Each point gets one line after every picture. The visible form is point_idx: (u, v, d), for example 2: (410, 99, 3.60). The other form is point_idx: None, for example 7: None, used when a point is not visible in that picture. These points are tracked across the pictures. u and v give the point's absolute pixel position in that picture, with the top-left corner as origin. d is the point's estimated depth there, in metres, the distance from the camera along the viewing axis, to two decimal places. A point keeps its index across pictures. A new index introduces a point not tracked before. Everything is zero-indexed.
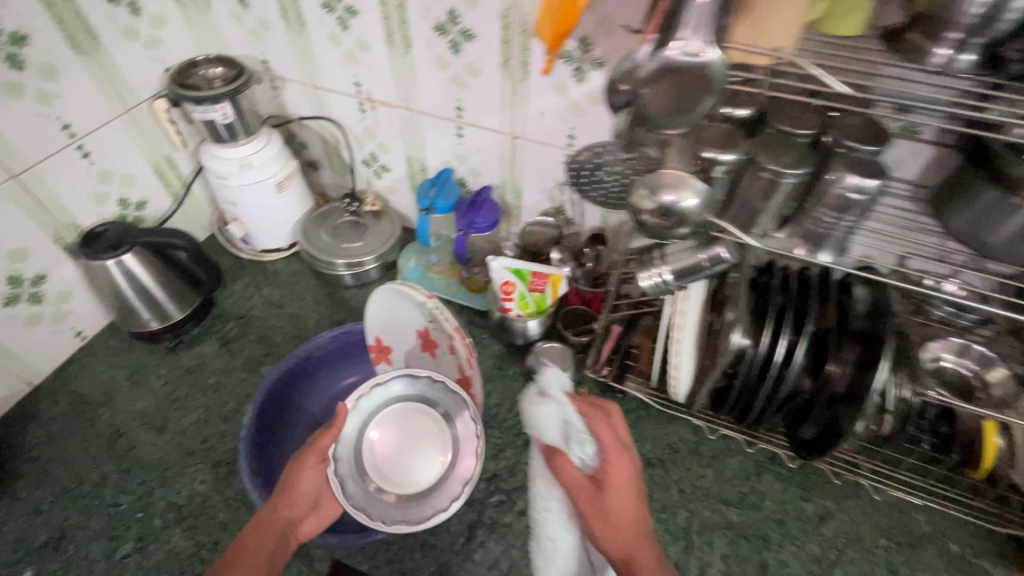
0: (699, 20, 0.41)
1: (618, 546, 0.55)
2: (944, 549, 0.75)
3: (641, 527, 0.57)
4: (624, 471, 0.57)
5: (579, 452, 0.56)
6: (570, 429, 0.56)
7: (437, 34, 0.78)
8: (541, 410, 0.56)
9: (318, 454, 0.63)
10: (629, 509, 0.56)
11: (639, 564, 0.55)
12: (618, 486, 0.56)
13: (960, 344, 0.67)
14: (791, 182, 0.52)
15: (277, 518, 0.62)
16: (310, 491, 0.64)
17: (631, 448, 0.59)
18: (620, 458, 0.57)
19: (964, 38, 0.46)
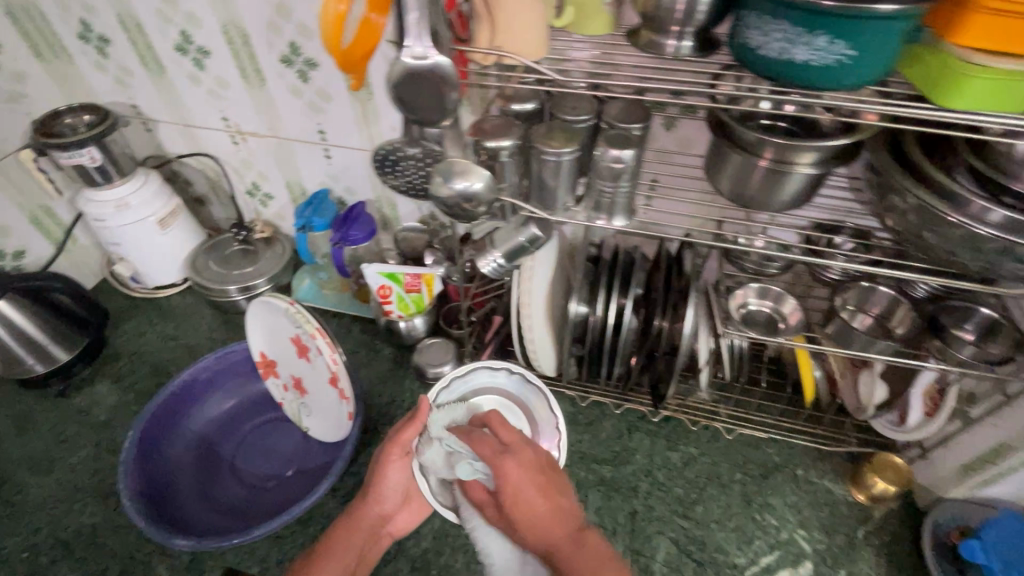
0: (418, 28, 0.45)
1: (536, 540, 0.57)
2: (791, 474, 0.84)
3: (558, 516, 0.57)
4: (512, 471, 0.59)
5: (468, 472, 0.66)
6: (455, 456, 0.69)
7: (285, 65, 0.86)
8: (427, 453, 0.71)
9: (402, 446, 0.70)
10: (528, 507, 0.57)
11: (561, 554, 0.55)
12: (507, 491, 0.58)
13: (761, 289, 0.79)
14: (569, 160, 0.61)
15: (370, 514, 0.70)
16: (398, 485, 0.71)
17: (519, 448, 0.61)
18: (501, 463, 0.60)
19: (682, 29, 0.58)
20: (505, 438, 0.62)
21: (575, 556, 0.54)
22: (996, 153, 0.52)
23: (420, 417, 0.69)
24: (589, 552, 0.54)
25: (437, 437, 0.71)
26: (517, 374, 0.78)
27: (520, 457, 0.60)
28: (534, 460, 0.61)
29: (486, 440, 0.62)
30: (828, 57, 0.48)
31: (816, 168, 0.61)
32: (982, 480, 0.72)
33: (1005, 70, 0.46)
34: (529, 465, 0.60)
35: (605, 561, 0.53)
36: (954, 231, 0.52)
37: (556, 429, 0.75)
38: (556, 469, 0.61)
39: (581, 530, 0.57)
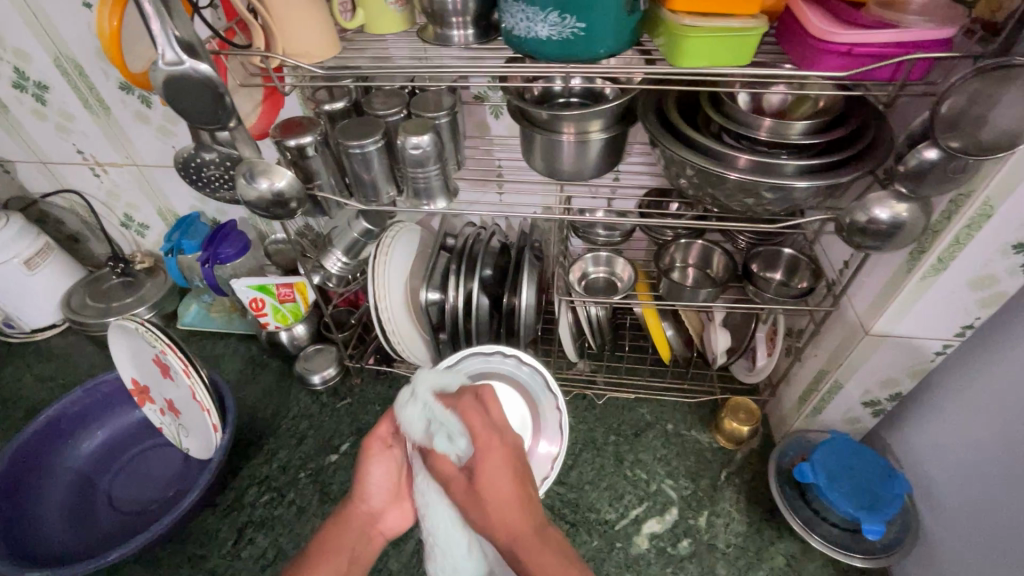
0: (164, 39, 0.48)
1: (501, 529, 0.51)
2: (661, 430, 0.88)
3: (525, 505, 0.52)
4: (488, 469, 0.53)
5: (444, 445, 0.55)
6: (434, 425, 0.56)
7: (125, 92, 0.87)
8: (406, 412, 0.57)
9: (382, 439, 0.65)
10: (500, 494, 0.52)
11: (523, 547, 0.49)
12: (483, 480, 0.53)
13: (604, 257, 0.85)
14: (376, 150, 0.65)
15: (358, 511, 0.63)
16: (383, 480, 0.64)
17: (502, 427, 0.56)
18: (484, 442, 0.54)
19: (463, 19, 0.62)
20: (494, 415, 0.57)
21: (539, 553, 0.48)
22: (729, 107, 0.58)
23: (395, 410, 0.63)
24: (551, 552, 0.49)
25: (418, 395, 0.58)
26: (513, 357, 0.77)
27: (503, 438, 0.56)
28: (512, 450, 0.55)
29: (475, 409, 0.56)
30: (564, 31, 0.53)
31: (607, 134, 0.66)
32: (815, 407, 0.77)
33: (709, 28, 0.51)
34: (506, 453, 0.55)
35: (566, 567, 0.47)
36: (708, 176, 0.57)
37: (557, 409, 0.75)
38: (527, 468, 0.55)
39: (543, 526, 0.51)
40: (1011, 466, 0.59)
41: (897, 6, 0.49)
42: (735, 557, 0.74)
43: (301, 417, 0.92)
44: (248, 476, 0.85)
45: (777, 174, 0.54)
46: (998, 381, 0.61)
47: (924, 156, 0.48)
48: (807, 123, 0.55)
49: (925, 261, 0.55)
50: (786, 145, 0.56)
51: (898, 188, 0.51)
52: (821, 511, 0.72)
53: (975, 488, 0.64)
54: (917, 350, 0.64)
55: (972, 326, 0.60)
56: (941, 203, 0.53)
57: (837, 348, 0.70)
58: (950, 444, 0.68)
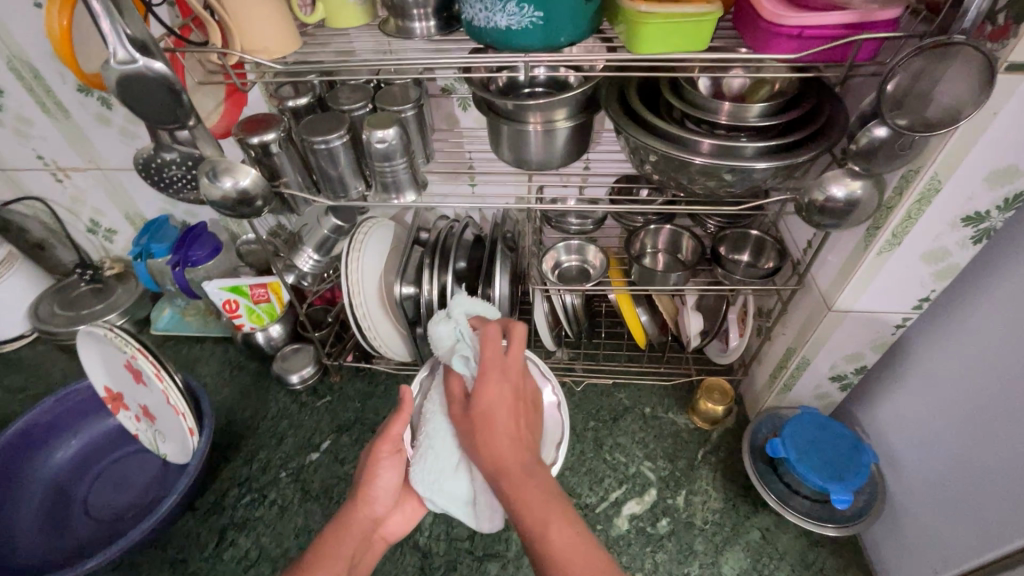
0: (118, 37, 0.47)
1: (488, 460, 0.53)
2: (639, 414, 0.89)
3: (520, 442, 0.53)
4: (491, 391, 0.54)
5: (462, 367, 0.59)
6: (457, 346, 0.61)
7: (84, 94, 0.85)
8: (436, 330, 0.63)
9: (392, 443, 0.62)
10: (494, 429, 0.53)
11: (508, 479, 0.51)
12: (481, 404, 0.54)
13: (577, 246, 0.86)
14: (341, 145, 0.64)
15: (362, 517, 0.62)
16: (388, 485, 0.63)
17: (512, 364, 0.56)
18: (490, 375, 0.55)
19: (424, 11, 0.62)
20: (510, 352, 0.57)
21: (524, 489, 0.50)
22: (689, 92, 0.59)
23: (405, 410, 0.61)
24: (536, 487, 0.50)
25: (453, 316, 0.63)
26: None
27: (509, 377, 0.56)
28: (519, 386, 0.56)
29: (495, 344, 0.57)
30: (523, 20, 0.53)
31: (573, 122, 0.66)
32: (785, 384, 0.79)
33: (662, 13, 0.52)
34: (507, 390, 0.55)
35: (548, 503, 0.49)
36: (671, 160, 0.58)
37: (555, 391, 0.74)
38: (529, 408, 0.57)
39: (534, 465, 0.52)
40: (971, 425, 0.61)
41: None
42: (712, 533, 0.76)
43: (280, 417, 0.92)
44: (228, 478, 0.85)
45: (738, 157, 0.55)
46: (977, 342, 0.60)
47: (875, 134, 0.49)
48: (764, 105, 0.56)
49: (880, 238, 0.57)
50: (744, 128, 0.57)
51: (852, 167, 0.53)
52: (793, 485, 0.74)
53: (941, 450, 0.65)
54: (879, 324, 0.66)
55: (929, 299, 0.62)
56: (894, 179, 0.54)
57: (803, 326, 0.72)
58: (919, 420, 0.69)
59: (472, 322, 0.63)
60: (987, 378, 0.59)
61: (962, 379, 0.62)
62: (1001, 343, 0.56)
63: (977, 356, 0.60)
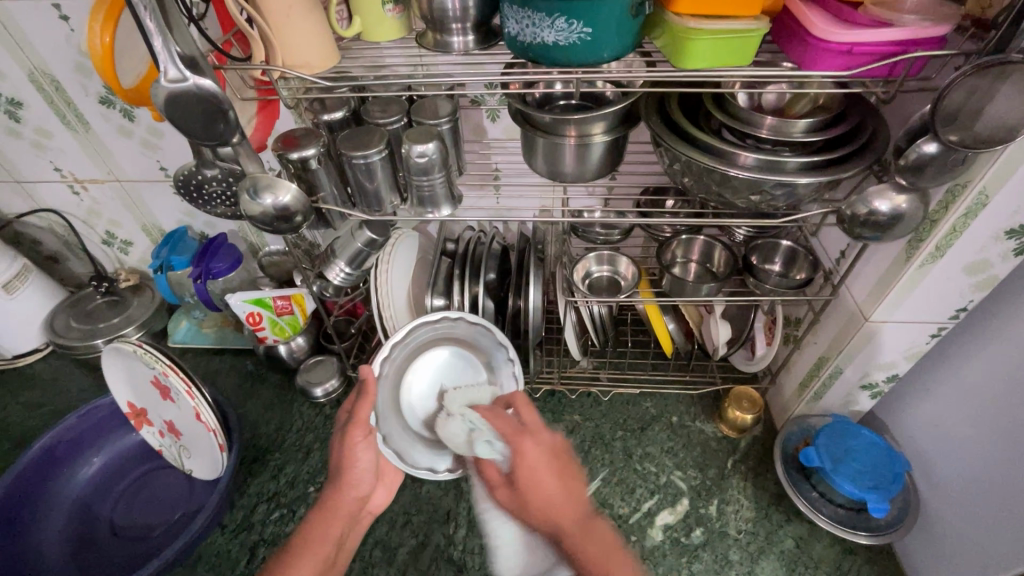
0: (170, 56, 0.47)
1: (546, 522, 0.55)
2: (667, 423, 0.89)
3: (570, 498, 0.56)
4: (531, 452, 0.58)
5: (488, 451, 0.64)
6: (477, 435, 0.67)
7: (106, 106, 0.84)
8: (451, 429, 0.70)
9: (364, 426, 0.65)
10: (543, 488, 0.56)
11: (569, 539, 0.53)
12: (523, 469, 0.57)
13: (606, 256, 0.86)
14: (379, 160, 0.64)
15: (346, 499, 0.65)
16: (366, 465, 0.66)
17: (536, 432, 0.61)
18: (521, 440, 0.59)
19: (463, 26, 0.62)
20: (525, 419, 0.62)
21: (586, 543, 0.52)
22: (732, 104, 0.59)
23: (370, 390, 0.64)
24: (596, 540, 0.53)
25: (459, 412, 0.71)
26: (460, 320, 0.77)
27: (539, 439, 0.60)
28: (553, 444, 0.60)
29: (506, 418, 0.63)
30: (571, 36, 0.53)
31: (610, 136, 0.66)
32: (815, 393, 0.80)
33: (712, 30, 0.52)
34: (546, 450, 0.59)
35: (610, 552, 0.52)
36: (713, 174, 0.58)
37: (511, 360, 0.78)
38: (572, 461, 0.60)
39: (589, 518, 0.55)
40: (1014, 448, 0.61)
41: (891, 6, 0.51)
42: (747, 542, 0.76)
43: (305, 431, 0.91)
44: (255, 494, 0.84)
45: (781, 171, 0.56)
46: (975, 365, 0.66)
47: (924, 150, 0.50)
48: (809, 120, 0.57)
49: (923, 251, 0.57)
50: (788, 143, 0.57)
51: (897, 180, 0.53)
52: (826, 493, 0.75)
53: (964, 461, 0.68)
54: (913, 334, 0.67)
55: (966, 309, 0.63)
56: (938, 194, 0.55)
57: (838, 335, 0.73)
58: (949, 432, 0.70)
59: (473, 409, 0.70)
60: (1004, 400, 0.62)
61: (982, 400, 0.65)
62: (1000, 369, 0.62)
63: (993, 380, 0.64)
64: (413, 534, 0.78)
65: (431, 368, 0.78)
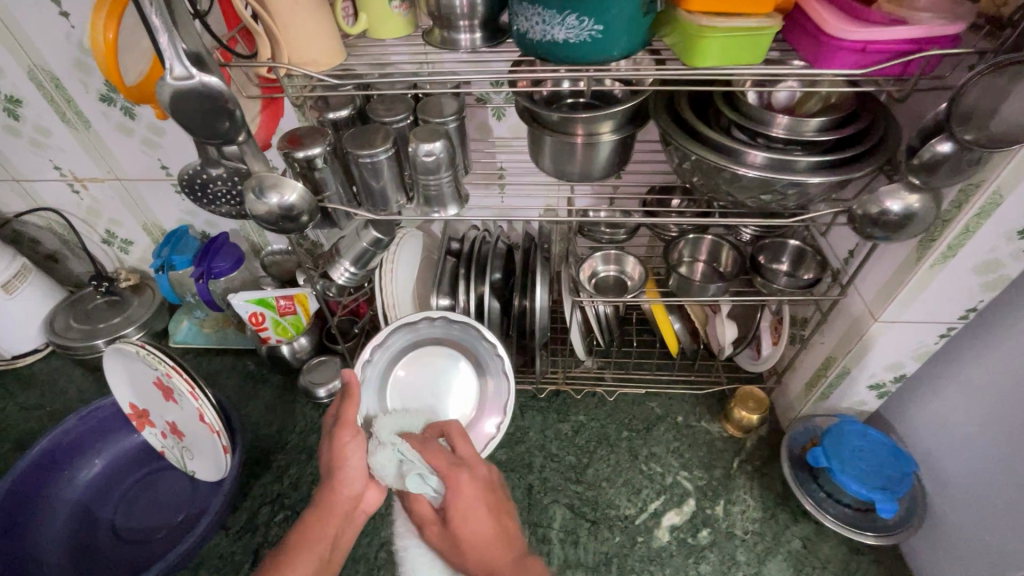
0: (176, 53, 0.46)
1: (478, 564, 0.54)
2: (672, 423, 0.89)
3: (501, 539, 0.55)
4: (466, 490, 0.57)
5: (417, 484, 0.59)
6: (405, 467, 0.61)
7: (106, 104, 0.83)
8: (376, 459, 0.62)
9: (352, 426, 0.62)
10: (477, 531, 0.55)
11: None
12: (455, 510, 0.56)
13: (611, 256, 0.86)
14: (386, 159, 0.63)
15: (340, 499, 0.62)
16: (359, 464, 0.63)
17: (471, 465, 0.60)
18: (456, 476, 0.57)
19: (470, 23, 0.62)
20: (459, 453, 0.61)
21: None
22: (743, 103, 0.58)
23: (354, 392, 0.62)
24: None
25: (387, 440, 0.63)
26: (438, 319, 0.76)
27: (473, 473, 0.59)
28: (484, 479, 0.59)
29: (440, 451, 0.61)
30: (581, 34, 0.53)
31: (618, 135, 0.65)
32: (822, 393, 0.80)
33: (723, 27, 0.52)
34: (479, 487, 0.58)
35: None
36: (723, 174, 0.57)
37: (497, 355, 0.76)
38: (503, 499, 0.59)
39: (524, 556, 0.55)
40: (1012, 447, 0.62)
41: (906, 4, 0.51)
42: (754, 543, 0.76)
43: (308, 432, 0.90)
44: (258, 495, 0.83)
45: (792, 170, 0.55)
46: (973, 372, 0.67)
47: (938, 149, 0.50)
48: (821, 119, 0.56)
49: (935, 250, 0.57)
50: (800, 142, 0.56)
51: (910, 180, 0.53)
52: (834, 494, 0.75)
53: (968, 463, 0.69)
54: (922, 334, 0.67)
55: (974, 310, 0.62)
56: (951, 193, 0.55)
57: (846, 335, 0.72)
58: (952, 436, 0.71)
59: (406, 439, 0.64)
60: (1005, 405, 0.63)
61: (980, 407, 0.66)
62: (998, 376, 0.64)
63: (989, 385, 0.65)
64: None
65: (419, 369, 0.78)
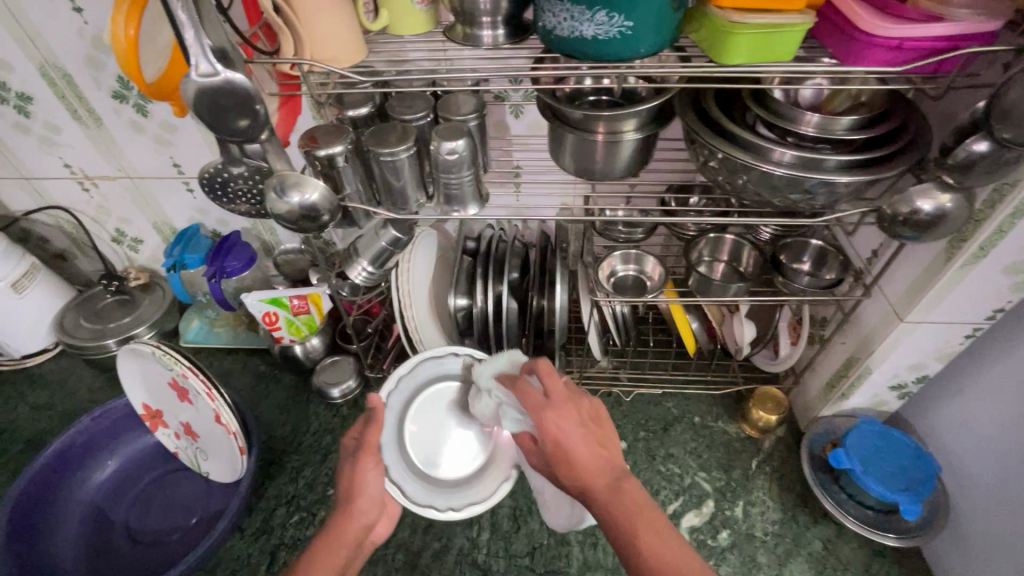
0: (201, 48, 0.45)
1: (577, 487, 0.51)
2: (689, 423, 0.88)
3: (600, 463, 0.50)
4: (556, 421, 0.52)
5: (514, 425, 0.61)
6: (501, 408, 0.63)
7: (118, 101, 0.82)
8: (479, 403, 0.66)
9: (375, 452, 0.63)
10: (573, 458, 0.50)
11: (602, 503, 0.49)
12: (549, 444, 0.51)
13: (628, 255, 0.85)
14: (407, 157, 0.62)
15: (353, 527, 0.60)
16: (376, 492, 0.62)
17: (561, 399, 0.53)
18: (544, 412, 0.52)
19: (493, 19, 0.61)
20: (550, 387, 0.54)
21: (618, 507, 0.48)
22: (770, 100, 0.58)
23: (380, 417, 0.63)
24: (628, 504, 0.48)
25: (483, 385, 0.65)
26: (465, 357, 0.76)
27: (564, 406, 0.53)
28: (580, 410, 0.53)
29: (531, 389, 0.54)
30: (611, 30, 0.52)
31: (642, 133, 0.64)
32: (843, 394, 0.79)
33: (756, 24, 0.51)
34: (574, 416, 0.52)
35: (647, 515, 0.47)
36: (751, 172, 0.56)
37: None
38: (604, 423, 0.54)
39: (621, 480, 0.50)
40: None
41: (940, 1, 0.50)
42: (774, 545, 0.75)
43: (322, 433, 0.90)
44: (274, 496, 0.82)
45: (821, 170, 0.54)
46: (992, 376, 0.67)
47: (974, 149, 0.49)
48: (852, 119, 0.55)
49: (967, 250, 0.57)
50: (830, 141, 0.56)
51: (943, 179, 0.52)
52: (855, 495, 0.74)
53: (988, 466, 0.69)
54: (949, 334, 0.66)
55: (1003, 309, 0.61)
56: (983, 193, 0.54)
57: (869, 335, 0.72)
58: (972, 439, 0.71)
59: (500, 383, 0.62)
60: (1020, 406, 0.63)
61: (998, 410, 0.66)
62: (1013, 377, 0.64)
63: (1006, 387, 0.65)
64: (437, 536, 0.77)
65: (438, 406, 0.76)
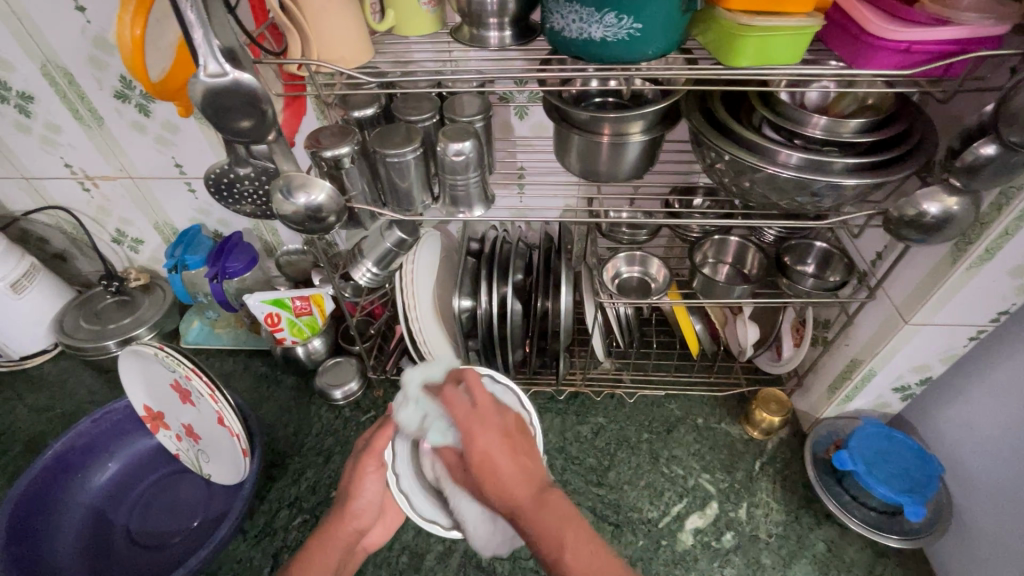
0: (210, 50, 0.45)
1: (501, 503, 0.49)
2: (692, 425, 0.88)
3: (525, 474, 0.49)
4: (481, 435, 0.51)
5: (441, 438, 0.59)
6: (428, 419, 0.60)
7: (120, 101, 0.82)
8: (403, 413, 0.60)
9: (377, 457, 0.65)
10: (496, 471, 0.49)
11: (525, 519, 0.47)
12: (474, 456, 0.50)
13: (631, 257, 0.85)
14: (414, 158, 0.62)
15: (345, 530, 0.63)
16: (372, 498, 0.65)
17: (486, 412, 0.53)
18: (471, 426, 0.52)
19: (500, 20, 0.61)
20: (477, 398, 0.53)
21: (539, 519, 0.46)
22: (778, 102, 0.58)
23: (391, 424, 0.65)
24: (551, 514, 0.46)
25: (410, 394, 0.61)
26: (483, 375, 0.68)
27: (489, 419, 0.52)
28: (502, 423, 0.53)
29: (460, 400, 0.54)
30: (620, 32, 0.52)
31: (648, 136, 0.64)
32: (846, 396, 0.79)
33: (766, 26, 0.51)
34: (496, 430, 0.52)
35: (572, 523, 0.46)
36: (758, 174, 0.56)
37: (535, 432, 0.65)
38: (527, 435, 0.53)
39: (544, 490, 0.48)
40: None
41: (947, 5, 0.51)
42: (778, 546, 0.76)
43: (324, 435, 0.89)
44: (277, 498, 0.82)
45: (827, 172, 0.54)
46: (994, 378, 0.68)
47: (982, 152, 0.49)
48: (860, 122, 0.55)
49: (973, 253, 0.57)
50: (838, 143, 0.56)
51: (950, 182, 0.52)
52: (859, 497, 0.75)
53: (993, 468, 0.69)
54: (953, 336, 0.66)
55: (1007, 312, 0.62)
56: (989, 196, 0.55)
57: (873, 337, 0.72)
58: (976, 442, 0.71)
59: (428, 393, 0.60)
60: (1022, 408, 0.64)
61: (1001, 411, 0.67)
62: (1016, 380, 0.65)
63: (1008, 389, 0.66)
64: (440, 539, 0.77)
65: None
